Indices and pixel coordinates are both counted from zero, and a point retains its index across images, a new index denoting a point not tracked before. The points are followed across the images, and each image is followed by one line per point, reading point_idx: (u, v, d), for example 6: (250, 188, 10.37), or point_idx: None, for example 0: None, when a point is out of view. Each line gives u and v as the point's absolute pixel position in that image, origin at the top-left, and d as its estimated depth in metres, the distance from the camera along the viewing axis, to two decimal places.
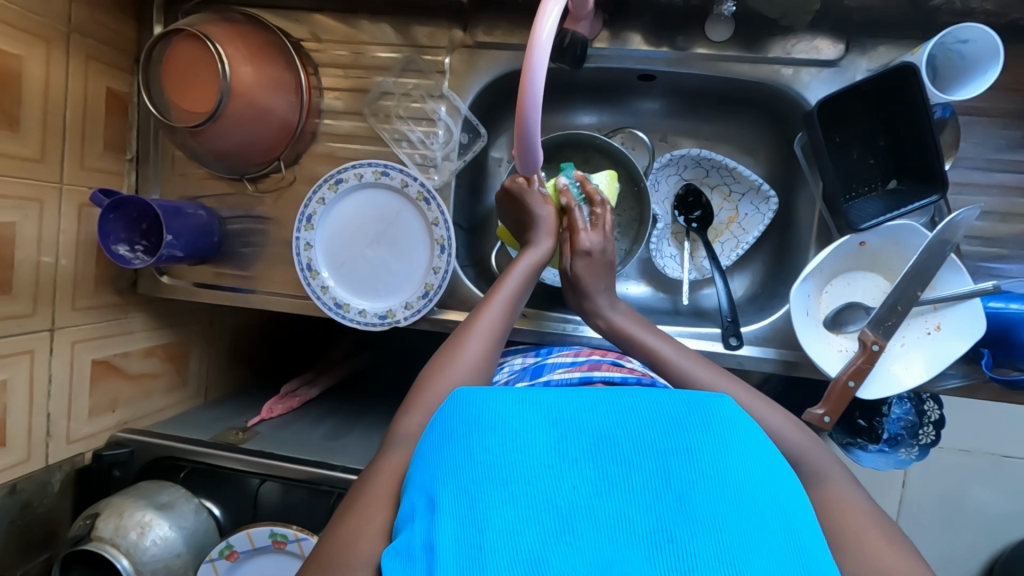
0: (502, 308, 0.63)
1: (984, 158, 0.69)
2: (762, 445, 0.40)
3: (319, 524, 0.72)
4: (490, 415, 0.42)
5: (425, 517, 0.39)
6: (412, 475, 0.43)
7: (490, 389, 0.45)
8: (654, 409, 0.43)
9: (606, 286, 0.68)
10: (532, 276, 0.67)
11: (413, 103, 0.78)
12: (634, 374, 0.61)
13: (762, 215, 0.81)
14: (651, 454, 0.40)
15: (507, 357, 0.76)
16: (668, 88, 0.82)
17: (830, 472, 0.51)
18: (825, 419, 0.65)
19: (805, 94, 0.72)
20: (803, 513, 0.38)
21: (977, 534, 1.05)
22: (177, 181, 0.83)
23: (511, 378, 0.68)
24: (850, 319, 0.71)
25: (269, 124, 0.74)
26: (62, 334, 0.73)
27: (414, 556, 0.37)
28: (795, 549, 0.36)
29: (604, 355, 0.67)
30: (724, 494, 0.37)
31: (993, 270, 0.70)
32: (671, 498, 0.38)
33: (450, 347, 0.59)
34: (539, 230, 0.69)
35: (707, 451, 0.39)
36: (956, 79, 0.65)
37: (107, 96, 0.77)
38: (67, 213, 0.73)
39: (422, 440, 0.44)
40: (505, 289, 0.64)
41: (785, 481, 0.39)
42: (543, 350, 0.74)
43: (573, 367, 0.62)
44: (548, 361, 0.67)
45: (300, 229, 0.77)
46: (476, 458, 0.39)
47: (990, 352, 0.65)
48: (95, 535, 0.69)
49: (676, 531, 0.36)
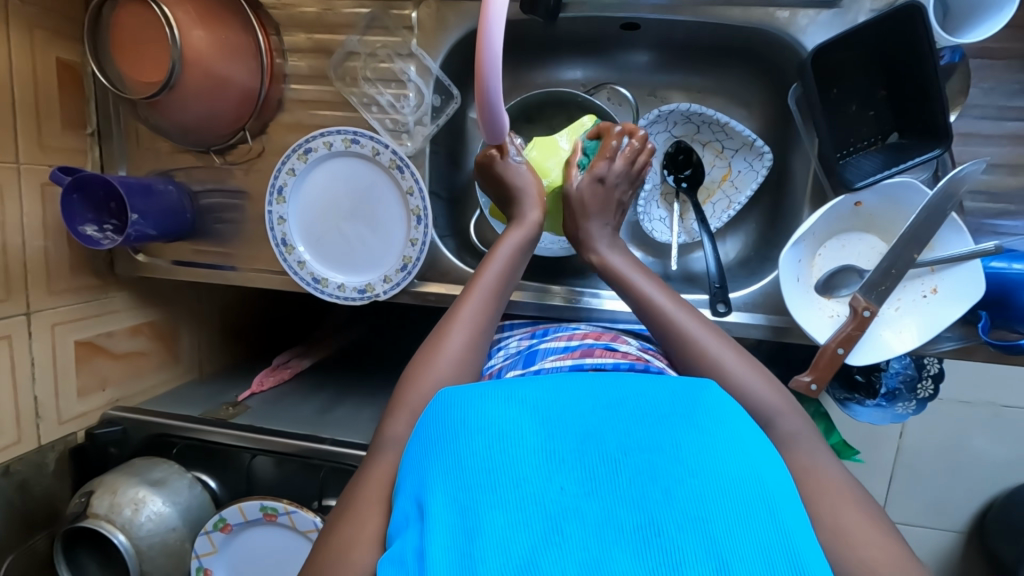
0: (487, 295, 0.61)
1: (995, 106, 0.64)
2: (748, 432, 0.40)
3: (311, 495, 0.73)
4: (475, 416, 0.41)
5: (414, 524, 0.38)
6: (402, 482, 0.42)
7: (474, 388, 0.44)
8: (637, 405, 0.42)
9: (595, 232, 0.66)
10: (522, 255, 0.65)
11: (380, 63, 0.73)
12: (627, 359, 0.58)
13: (756, 172, 0.77)
14: (638, 448, 0.39)
15: (506, 337, 0.74)
16: (656, 37, 0.77)
17: (814, 435, 0.49)
18: (811, 387, 0.63)
19: (801, 40, 0.66)
20: (794, 501, 0.36)
21: (975, 483, 1.06)
22: (143, 155, 0.80)
23: (506, 362, 0.65)
24: (843, 282, 0.67)
25: (229, 93, 0.70)
26: (40, 318, 0.72)
27: (405, 562, 0.36)
28: (790, 535, 0.34)
29: (597, 338, 0.64)
30: (713, 483, 0.36)
31: (998, 228, 0.66)
32: (659, 490, 0.36)
33: (431, 343, 0.58)
34: (527, 203, 0.67)
35: (694, 443, 0.38)
36: (969, 18, 0.59)
37: (58, 68, 0.73)
38: (29, 194, 0.71)
39: (409, 446, 0.44)
40: (488, 275, 0.62)
41: (774, 467, 0.38)
42: (538, 332, 0.71)
43: (565, 354, 0.60)
44: (541, 345, 0.65)
45: (272, 202, 0.74)
46: (463, 462, 0.39)
47: (988, 314, 0.62)
48: (92, 512, 0.70)
49: (664, 524, 0.35)
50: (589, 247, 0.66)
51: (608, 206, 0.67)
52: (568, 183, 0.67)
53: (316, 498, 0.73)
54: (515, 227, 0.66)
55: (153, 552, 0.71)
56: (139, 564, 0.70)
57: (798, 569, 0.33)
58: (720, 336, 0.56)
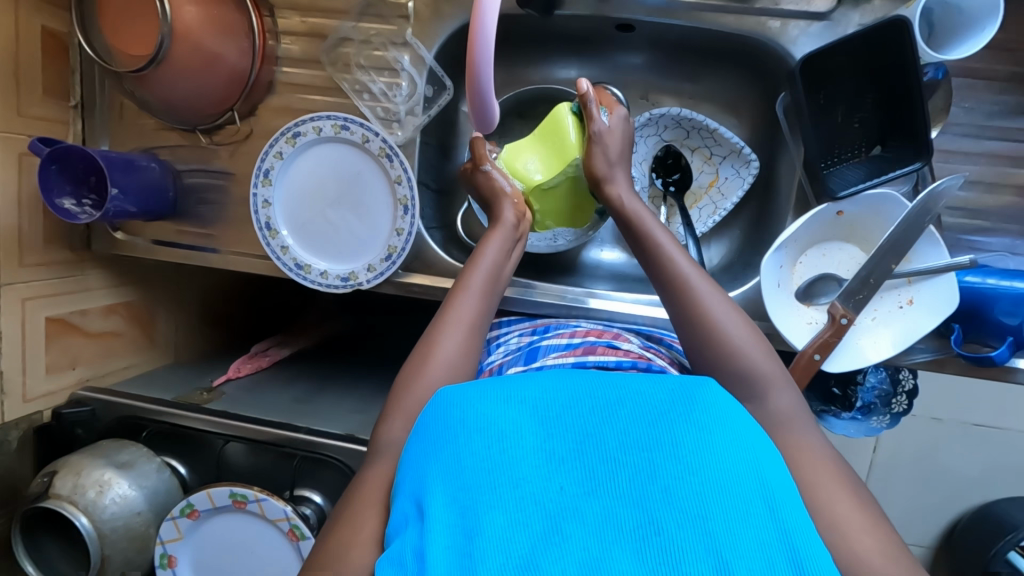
0: (476, 298, 0.61)
1: (975, 125, 0.66)
2: (747, 430, 0.40)
3: (283, 484, 0.73)
4: (474, 415, 0.41)
5: (414, 524, 0.38)
6: (401, 482, 0.42)
7: (473, 386, 0.44)
8: (638, 401, 0.42)
9: (618, 178, 0.66)
10: (506, 258, 0.65)
11: (374, 51, 0.73)
12: (629, 357, 0.59)
13: (742, 179, 0.78)
14: (637, 445, 0.39)
15: (503, 332, 0.73)
16: (650, 41, 0.77)
17: (792, 433, 0.50)
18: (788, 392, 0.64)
19: (792, 50, 0.67)
20: (794, 498, 0.36)
21: (944, 498, 1.07)
22: (127, 131, 0.78)
23: (506, 358, 0.65)
24: (822, 290, 0.68)
25: (219, 72, 0.69)
26: (10, 291, 0.70)
27: (404, 563, 0.36)
28: (788, 532, 0.34)
29: (600, 335, 0.64)
30: (713, 481, 0.36)
31: (974, 244, 0.68)
32: (659, 488, 0.36)
33: (426, 341, 0.57)
34: (505, 200, 0.68)
35: (694, 440, 0.38)
36: (952, 36, 0.61)
37: (43, 37, 0.72)
38: (4, 162, 0.69)
39: (407, 445, 0.43)
40: (474, 279, 0.62)
41: (773, 463, 0.38)
42: (540, 327, 0.71)
43: (567, 351, 0.61)
44: (542, 342, 0.65)
45: (257, 184, 0.73)
46: (462, 461, 0.39)
47: (960, 328, 0.63)
48: (53, 492, 0.68)
49: (665, 524, 0.35)
50: (610, 186, 0.66)
51: (624, 159, 0.67)
52: (594, 122, 0.65)
53: (288, 488, 0.73)
54: (495, 228, 0.66)
55: (116, 536, 0.69)
56: (101, 549, 0.68)
57: (797, 567, 0.33)
58: (728, 300, 0.57)
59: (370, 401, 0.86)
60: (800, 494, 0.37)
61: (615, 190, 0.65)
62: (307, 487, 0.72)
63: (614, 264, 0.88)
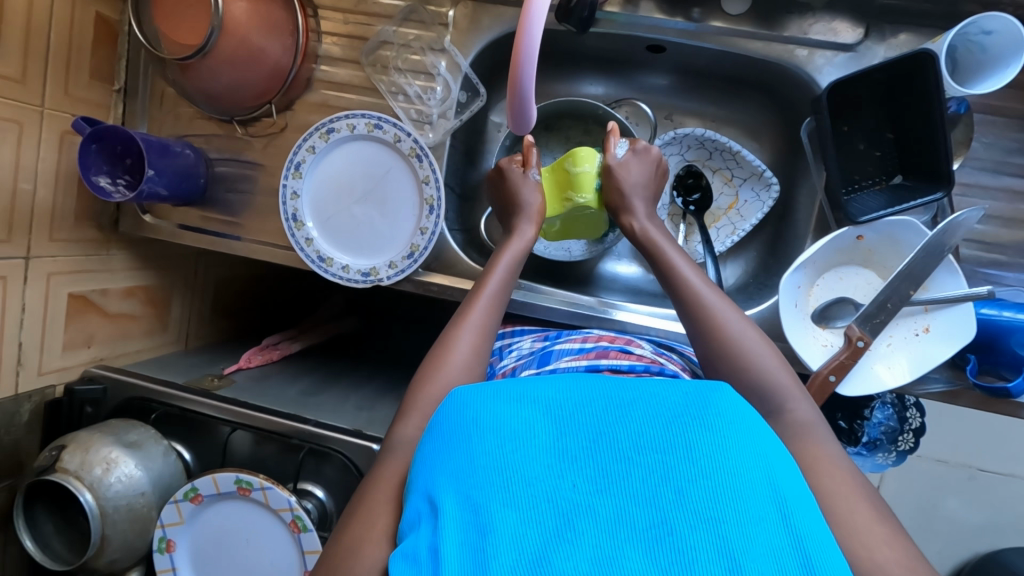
0: (491, 300, 0.62)
1: (994, 161, 0.68)
2: (762, 435, 0.39)
3: (289, 474, 0.73)
4: (488, 415, 0.41)
5: (427, 521, 0.38)
6: (414, 478, 0.42)
7: (487, 384, 0.44)
8: (650, 404, 0.41)
9: (637, 204, 0.68)
10: (516, 267, 0.66)
11: (412, 55, 0.76)
12: (642, 361, 0.60)
13: (762, 202, 0.79)
14: (650, 446, 0.38)
15: (516, 339, 0.74)
16: (678, 62, 0.80)
17: (826, 451, 0.49)
18: (830, 378, 0.63)
19: (817, 78, 0.69)
20: (805, 501, 0.36)
21: (945, 544, 1.06)
22: (166, 119, 0.81)
23: (519, 363, 0.67)
24: (839, 314, 0.70)
25: (261, 65, 0.71)
26: (38, 265, 0.71)
27: (419, 559, 0.36)
28: (804, 534, 0.34)
29: (612, 340, 0.65)
30: (725, 485, 0.36)
31: (990, 276, 0.69)
32: (672, 488, 0.36)
33: (446, 338, 0.58)
34: (524, 218, 0.68)
35: (705, 442, 0.38)
36: (975, 72, 0.63)
37: (96, 22, 0.75)
38: (47, 139, 0.71)
39: (422, 441, 0.43)
40: (489, 287, 0.62)
41: (785, 466, 0.38)
42: (553, 333, 0.72)
43: (580, 355, 0.62)
44: (556, 346, 0.66)
45: (288, 176, 0.74)
46: (475, 457, 0.39)
47: (976, 358, 0.64)
48: (60, 467, 0.68)
49: (677, 525, 0.35)
50: (630, 214, 0.67)
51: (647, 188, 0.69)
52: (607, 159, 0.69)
53: (291, 480, 0.73)
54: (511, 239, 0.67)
55: (118, 516, 0.68)
56: (101, 527, 0.67)
57: (809, 568, 0.33)
58: (702, 274, 0.61)
59: (378, 398, 0.86)
60: (811, 499, 0.37)
61: (632, 219, 0.67)
62: (310, 481, 0.72)
63: (630, 278, 0.89)
